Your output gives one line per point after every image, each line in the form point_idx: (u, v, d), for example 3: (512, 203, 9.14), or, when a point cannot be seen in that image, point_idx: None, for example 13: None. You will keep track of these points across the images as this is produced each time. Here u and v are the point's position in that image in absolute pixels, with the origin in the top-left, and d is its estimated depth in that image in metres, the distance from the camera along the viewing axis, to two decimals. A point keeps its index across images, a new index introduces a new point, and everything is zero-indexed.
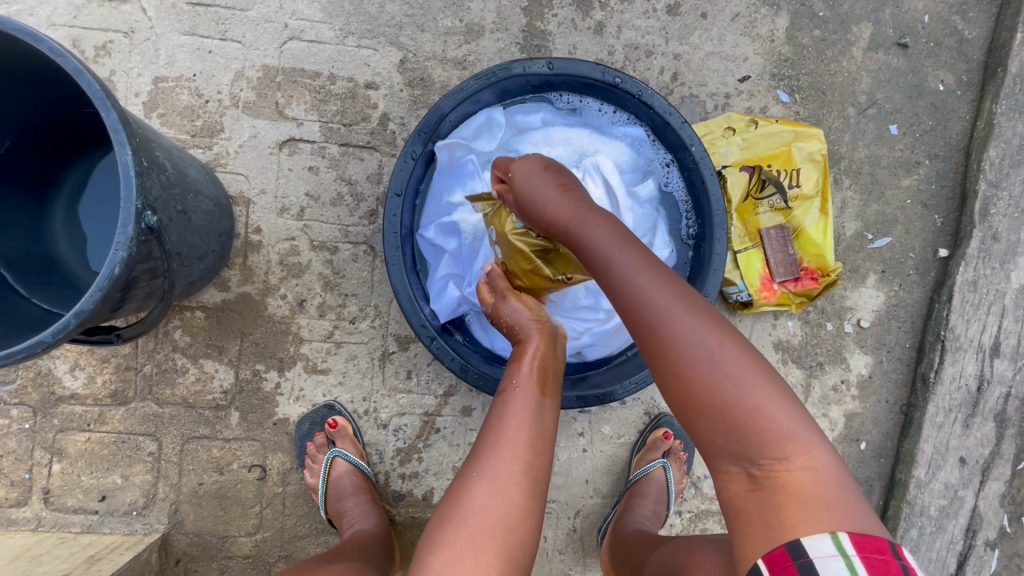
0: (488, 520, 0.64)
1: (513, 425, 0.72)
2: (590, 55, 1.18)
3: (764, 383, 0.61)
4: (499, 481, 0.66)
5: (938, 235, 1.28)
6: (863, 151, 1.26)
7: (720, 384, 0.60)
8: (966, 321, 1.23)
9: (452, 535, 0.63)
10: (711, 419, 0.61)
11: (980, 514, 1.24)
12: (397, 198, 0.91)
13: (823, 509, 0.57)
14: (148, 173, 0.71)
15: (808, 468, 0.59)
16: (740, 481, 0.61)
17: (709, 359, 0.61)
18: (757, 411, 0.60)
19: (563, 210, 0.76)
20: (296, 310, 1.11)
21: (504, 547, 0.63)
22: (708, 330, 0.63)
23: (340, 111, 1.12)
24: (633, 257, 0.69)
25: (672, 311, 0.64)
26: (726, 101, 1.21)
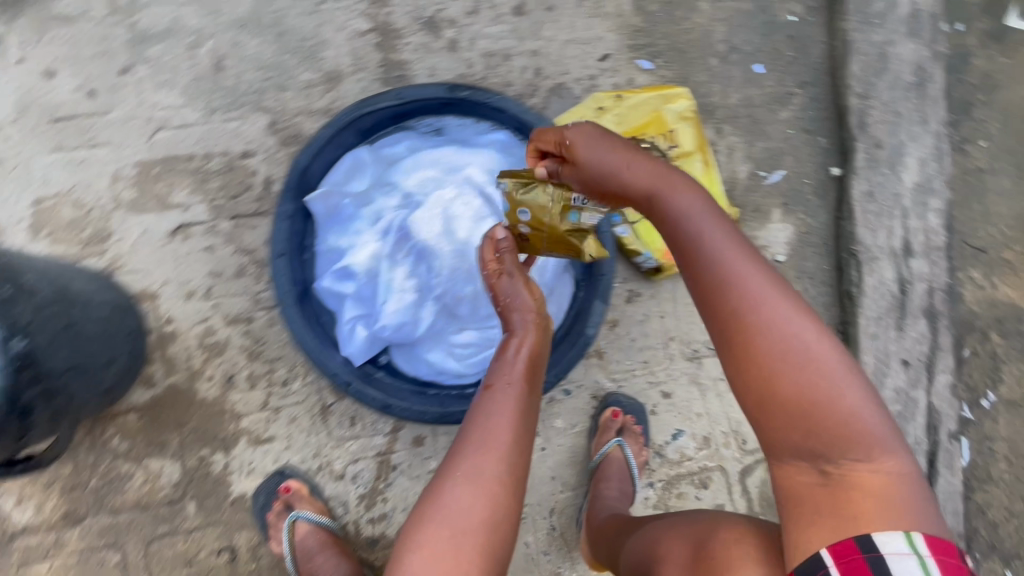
0: (474, 516, 0.70)
1: (499, 410, 0.78)
2: (451, 72, 1.20)
3: (852, 383, 0.65)
4: (479, 478, 0.72)
5: (828, 155, 1.32)
6: (735, 96, 1.30)
7: (810, 376, 0.65)
8: (872, 231, 1.27)
9: (433, 535, 0.69)
10: (789, 409, 0.65)
11: (936, 410, 1.28)
12: (281, 259, 0.93)
13: (893, 510, 0.61)
14: (15, 302, 0.76)
15: (884, 470, 0.63)
16: (806, 473, 0.66)
17: (800, 354, 0.66)
18: (839, 407, 0.64)
19: (640, 181, 0.75)
20: (227, 387, 1.12)
21: (486, 540, 0.70)
22: (802, 324, 0.67)
23: (222, 186, 1.14)
24: (729, 247, 0.71)
25: (764, 301, 0.67)
26: (593, 83, 1.24)
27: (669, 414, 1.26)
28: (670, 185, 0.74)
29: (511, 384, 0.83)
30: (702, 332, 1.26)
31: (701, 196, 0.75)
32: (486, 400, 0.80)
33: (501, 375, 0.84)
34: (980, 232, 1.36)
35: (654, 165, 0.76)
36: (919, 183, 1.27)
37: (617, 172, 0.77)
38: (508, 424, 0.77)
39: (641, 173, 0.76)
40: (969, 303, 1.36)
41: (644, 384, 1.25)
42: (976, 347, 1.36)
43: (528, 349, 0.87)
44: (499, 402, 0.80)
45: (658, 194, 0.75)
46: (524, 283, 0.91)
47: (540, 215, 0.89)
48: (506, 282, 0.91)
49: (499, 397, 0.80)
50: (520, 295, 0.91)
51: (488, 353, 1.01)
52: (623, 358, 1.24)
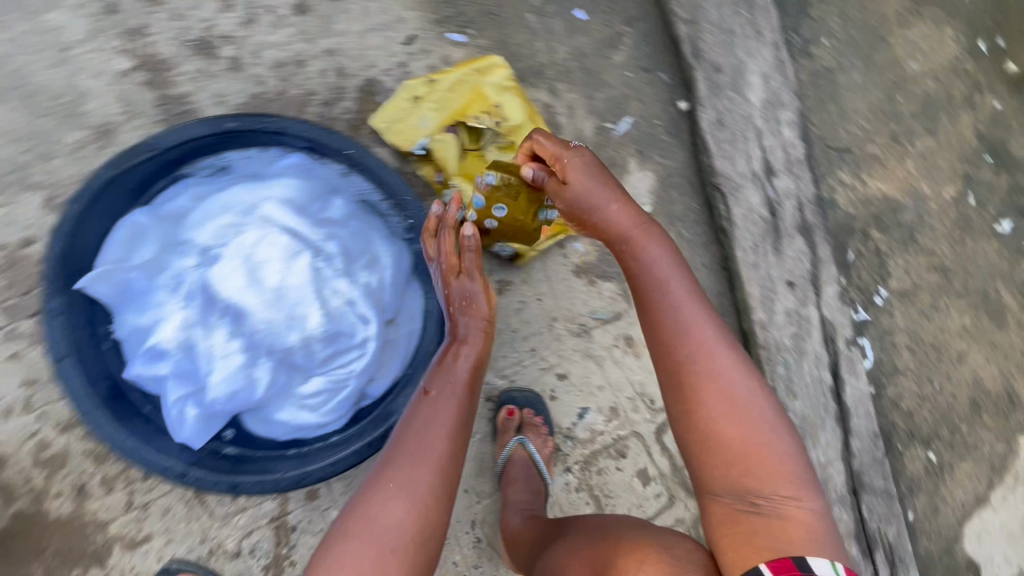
0: (403, 533, 0.69)
1: (441, 421, 0.77)
2: (242, 94, 1.06)
3: (781, 428, 0.76)
4: (414, 489, 0.71)
5: (672, 90, 1.25)
6: (562, 49, 1.20)
7: (748, 415, 0.75)
8: (731, 159, 1.22)
9: (355, 551, 0.68)
10: (724, 445, 0.75)
11: (829, 322, 1.27)
12: (66, 359, 0.83)
13: (817, 539, 0.69)
14: None
15: (808, 506, 0.72)
16: (732, 504, 0.73)
17: (743, 393, 0.76)
18: (765, 451, 0.74)
19: (625, 219, 0.88)
20: (81, 498, 1.01)
21: (414, 556, 0.69)
22: (744, 370, 0.78)
23: (11, 284, 1.00)
24: (689, 294, 0.82)
25: (714, 346, 0.79)
26: (405, 69, 1.12)
27: (571, 395, 1.22)
28: (644, 232, 0.88)
29: (454, 392, 0.81)
30: (584, 304, 1.21)
31: (667, 246, 0.87)
32: (427, 408, 0.79)
33: (444, 382, 0.82)
34: (840, 133, 1.33)
35: (630, 210, 0.89)
36: (767, 99, 1.22)
37: (604, 204, 0.89)
38: (446, 439, 0.76)
39: (624, 216, 0.88)
40: (843, 207, 1.34)
41: (538, 372, 1.20)
42: (859, 249, 1.35)
43: (468, 363, 0.85)
44: (439, 414, 0.78)
45: (632, 234, 0.88)
46: (482, 289, 0.91)
47: (516, 212, 1.01)
48: (466, 283, 0.90)
49: (439, 408, 0.79)
50: (475, 298, 0.90)
51: (343, 395, 0.93)
52: (509, 352, 1.18)
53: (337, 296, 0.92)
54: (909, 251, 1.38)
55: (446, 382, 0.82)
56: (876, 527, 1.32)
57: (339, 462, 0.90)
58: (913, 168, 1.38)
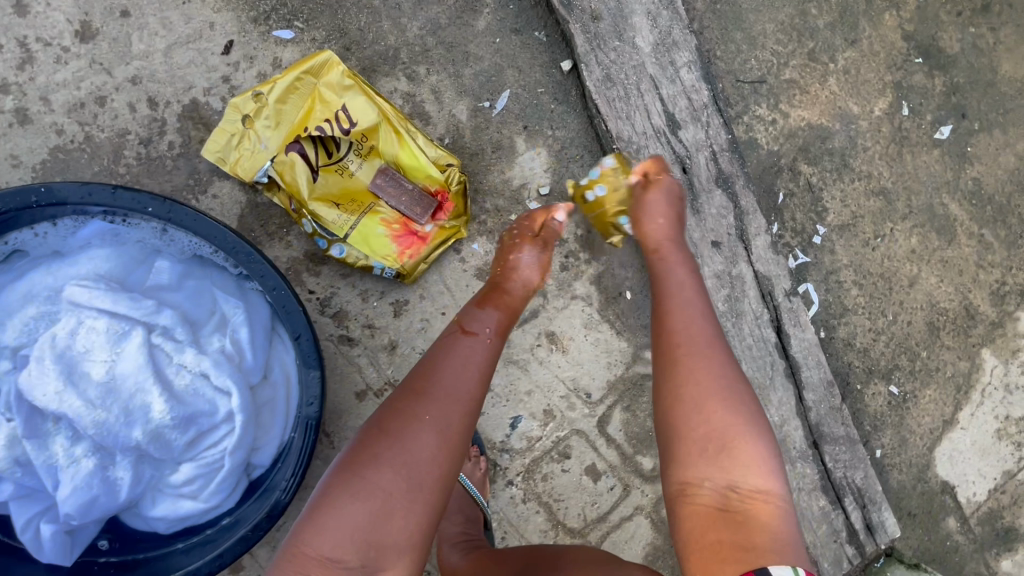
0: (432, 469, 0.66)
1: (473, 365, 0.74)
2: (39, 149, 0.93)
3: (755, 419, 0.72)
4: (449, 427, 0.68)
5: (551, 50, 1.09)
6: (413, 26, 1.04)
7: (728, 398, 0.72)
8: (628, 119, 1.07)
9: (387, 483, 0.64)
10: (706, 427, 0.71)
11: (763, 275, 1.17)
12: None
13: (783, 540, 0.65)
14: None
15: (775, 504, 0.67)
16: (707, 492, 0.68)
17: (721, 378, 0.73)
18: (745, 441, 0.70)
19: (660, 231, 0.93)
20: None
21: (435, 495, 0.66)
22: (727, 356, 0.76)
23: None
24: (691, 284, 0.84)
25: (708, 327, 0.78)
26: (230, 85, 0.97)
27: (498, 405, 1.13)
28: (674, 238, 0.92)
29: (491, 336, 0.79)
30: None
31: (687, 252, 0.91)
32: (463, 347, 0.76)
33: (484, 324, 0.80)
34: (749, 63, 1.19)
35: (675, 228, 0.94)
36: (657, 42, 1.07)
37: (660, 205, 0.96)
38: (478, 380, 0.73)
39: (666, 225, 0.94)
40: (765, 145, 1.21)
41: None
42: (789, 188, 1.22)
43: (499, 315, 0.83)
44: (477, 353, 0.76)
45: (667, 245, 0.92)
46: (540, 263, 0.92)
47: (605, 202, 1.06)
48: (523, 255, 0.92)
49: (476, 350, 0.76)
50: (529, 275, 0.91)
51: (223, 474, 0.82)
52: None
53: (184, 371, 0.80)
54: (844, 179, 1.26)
55: (487, 325, 0.80)
56: (842, 475, 1.24)
57: (225, 550, 0.80)
58: (838, 87, 1.24)
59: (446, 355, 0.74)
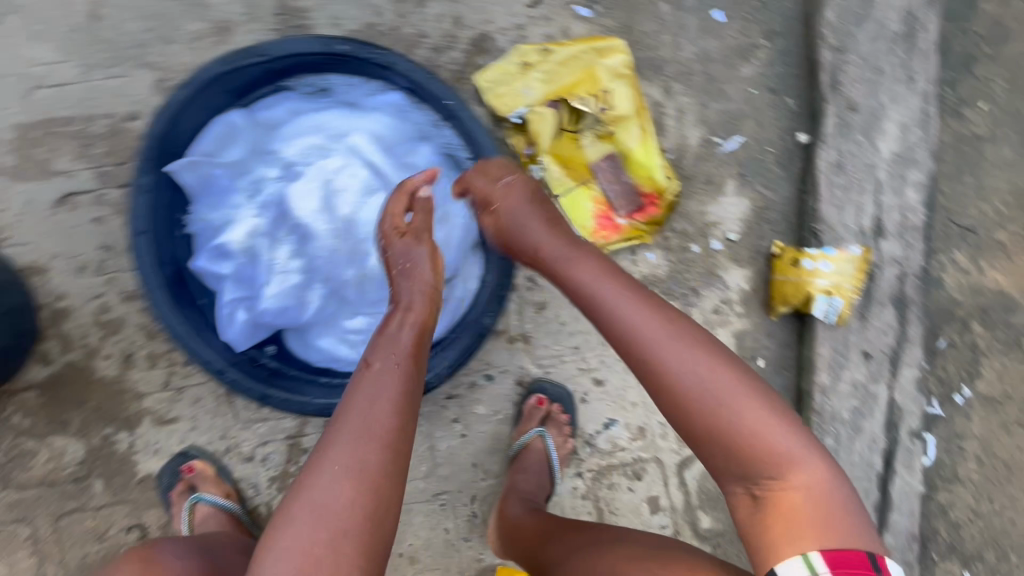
0: (355, 511, 0.62)
1: (382, 394, 0.69)
2: (356, 22, 1.05)
3: (767, 405, 0.68)
4: (359, 468, 0.64)
5: (795, 119, 1.15)
6: (688, 49, 1.12)
7: (716, 415, 0.67)
8: (839, 208, 1.11)
9: (306, 539, 0.61)
10: (715, 446, 0.68)
11: (898, 406, 1.17)
12: (141, 236, 0.83)
13: (825, 525, 0.64)
14: None
15: (808, 484, 0.67)
16: (744, 499, 0.70)
17: (715, 399, 0.68)
18: (770, 430, 0.67)
19: (555, 246, 0.80)
20: (126, 366, 1.07)
21: (370, 533, 0.63)
22: (721, 371, 0.68)
23: (109, 152, 1.03)
24: (663, 328, 0.70)
25: (663, 346, 0.69)
26: (521, 34, 1.08)
27: (602, 403, 1.18)
28: (578, 255, 0.79)
29: (395, 361, 0.73)
30: None
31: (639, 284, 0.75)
32: (364, 385, 0.71)
33: (388, 351, 0.74)
34: (968, 208, 1.20)
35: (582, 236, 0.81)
36: (898, 153, 1.11)
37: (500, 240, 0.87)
38: (391, 407, 0.68)
39: (538, 234, 0.82)
40: (949, 289, 1.21)
41: (574, 371, 1.16)
42: (953, 338, 1.22)
43: (411, 336, 0.78)
44: (384, 383, 0.70)
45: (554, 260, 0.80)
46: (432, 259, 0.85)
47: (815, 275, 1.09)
48: (400, 259, 0.85)
49: (386, 381, 0.71)
50: (418, 262, 0.84)
51: None
52: (552, 343, 1.15)
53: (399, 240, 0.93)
54: (1009, 355, 1.23)
55: (389, 354, 0.74)
56: None
57: None
58: None
59: (346, 400, 0.69)
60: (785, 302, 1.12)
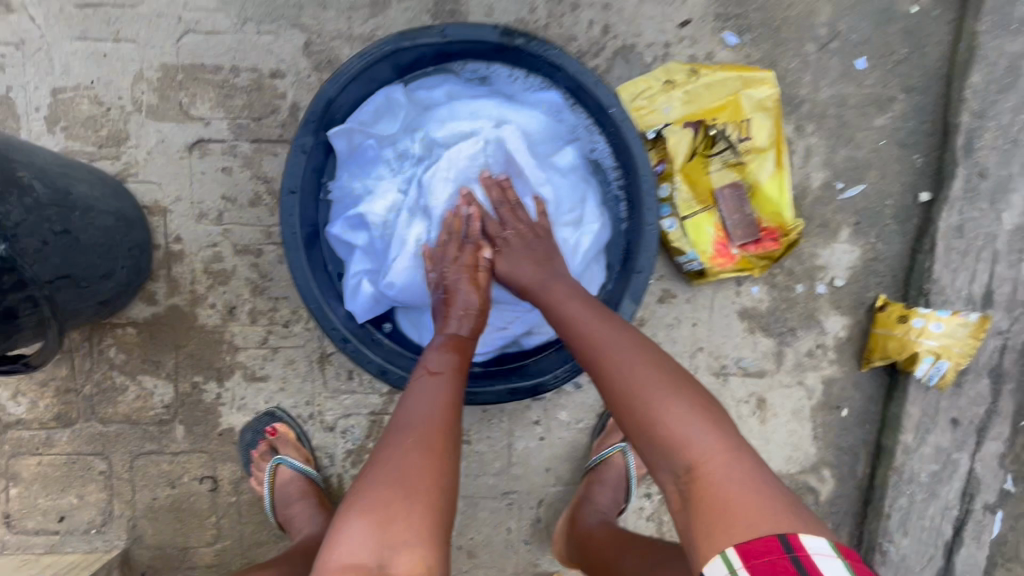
0: (422, 475, 0.65)
1: (434, 392, 0.74)
2: (509, 15, 1.05)
3: (674, 398, 0.66)
4: (425, 440, 0.67)
5: (918, 177, 1.14)
6: (826, 91, 1.12)
7: (641, 408, 0.67)
8: (951, 271, 1.11)
9: (381, 496, 0.63)
10: (648, 437, 0.66)
11: (977, 478, 1.16)
12: (292, 195, 0.83)
13: (745, 512, 0.58)
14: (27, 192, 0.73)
15: (721, 477, 0.61)
16: (676, 497, 0.65)
17: (632, 393, 0.68)
18: (675, 426, 0.65)
19: (529, 276, 0.85)
20: (228, 318, 1.08)
21: (434, 500, 0.64)
22: (637, 365, 0.69)
23: (247, 105, 1.04)
24: (595, 327, 0.75)
25: (613, 347, 0.72)
26: (667, 51, 1.08)
27: None
28: (552, 281, 0.83)
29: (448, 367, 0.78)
30: (734, 348, 1.16)
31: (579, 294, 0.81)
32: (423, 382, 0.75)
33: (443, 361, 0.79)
34: None
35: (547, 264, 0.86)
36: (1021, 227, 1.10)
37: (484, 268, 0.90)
38: (445, 402, 0.73)
39: (528, 272, 0.86)
40: None
41: None
42: None
43: (455, 350, 0.82)
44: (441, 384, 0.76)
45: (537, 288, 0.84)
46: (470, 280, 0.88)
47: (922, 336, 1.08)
48: (454, 276, 0.88)
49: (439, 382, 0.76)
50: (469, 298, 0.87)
51: (498, 335, 0.96)
52: None
53: None
54: None
55: (448, 363, 0.79)
56: None
57: (479, 391, 0.90)
58: None
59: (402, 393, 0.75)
60: (884, 356, 1.12)
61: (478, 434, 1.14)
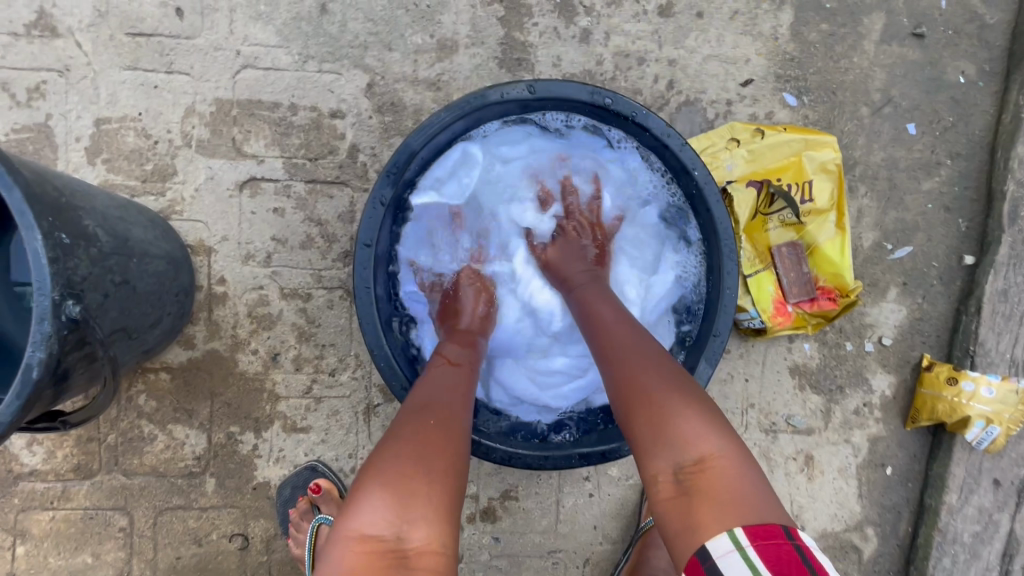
0: (450, 455, 0.60)
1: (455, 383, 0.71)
2: (576, 66, 1.05)
3: (686, 391, 0.64)
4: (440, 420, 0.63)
5: (963, 240, 1.16)
6: (879, 154, 1.14)
7: (654, 403, 0.63)
8: (996, 334, 1.12)
9: (400, 465, 0.57)
10: (645, 423, 0.63)
11: (1016, 538, 1.16)
12: (368, 248, 0.79)
13: (745, 502, 0.56)
14: (94, 243, 0.68)
15: (725, 469, 0.58)
16: (668, 489, 0.60)
17: (649, 378, 0.65)
18: (683, 415, 0.61)
19: (570, 273, 0.86)
20: (270, 365, 1.02)
21: (452, 482, 0.59)
22: (653, 356, 0.68)
23: (303, 144, 1.00)
24: (612, 317, 0.76)
25: (631, 342, 0.70)
26: (729, 109, 1.09)
27: None
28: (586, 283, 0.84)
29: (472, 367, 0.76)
30: (784, 405, 1.15)
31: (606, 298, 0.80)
32: (439, 372, 0.73)
33: (462, 357, 0.77)
34: None
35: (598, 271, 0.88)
36: None
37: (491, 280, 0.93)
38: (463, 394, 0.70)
39: (574, 269, 0.87)
40: None
41: None
42: None
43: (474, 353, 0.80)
44: (456, 376, 0.73)
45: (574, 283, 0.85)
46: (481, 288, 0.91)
47: (974, 398, 1.10)
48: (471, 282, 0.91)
49: (455, 374, 0.73)
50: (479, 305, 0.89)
51: (574, 385, 0.93)
52: None
53: None
54: None
55: (466, 359, 0.77)
56: None
57: (553, 459, 0.84)
58: None
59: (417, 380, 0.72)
60: (939, 418, 1.11)
61: (526, 490, 1.10)
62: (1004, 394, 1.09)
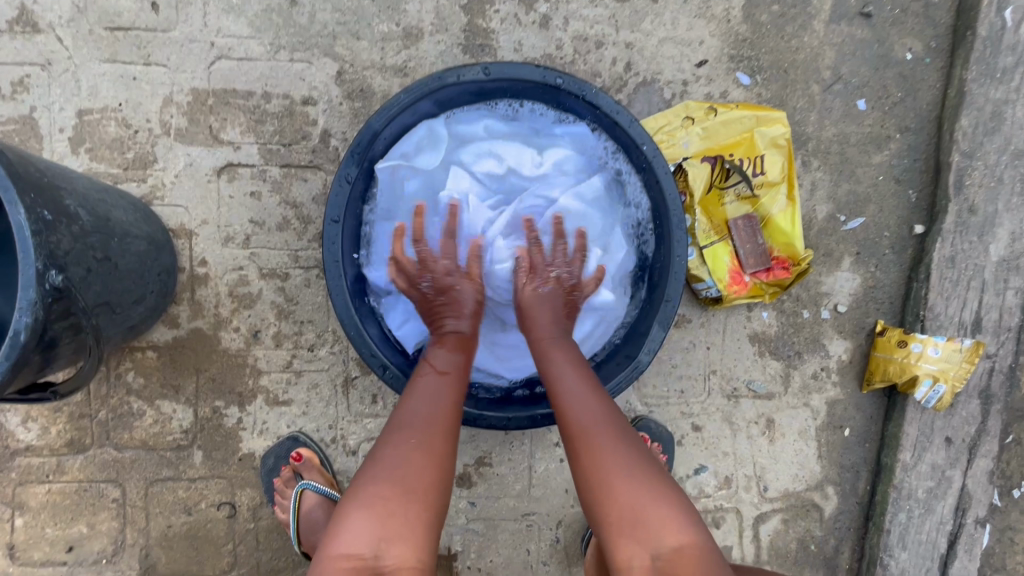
0: (422, 477, 0.66)
1: (438, 396, 0.74)
2: (537, 51, 1.10)
3: (665, 501, 0.67)
4: (425, 444, 0.69)
5: (913, 211, 1.22)
6: (830, 129, 1.19)
7: (633, 511, 0.65)
8: (945, 299, 1.17)
9: (381, 491, 0.64)
10: (623, 531, 0.65)
11: (968, 492, 1.21)
12: (335, 224, 0.84)
13: None
14: (74, 220, 0.73)
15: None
16: None
17: (626, 485, 0.67)
18: (665, 528, 0.64)
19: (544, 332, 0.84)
20: (251, 341, 1.07)
21: (420, 506, 0.65)
22: (627, 458, 0.70)
23: (277, 131, 1.05)
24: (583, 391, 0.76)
25: (602, 436, 0.71)
26: (684, 89, 1.14)
27: (696, 447, 1.23)
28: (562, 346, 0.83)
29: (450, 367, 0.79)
30: (744, 370, 1.21)
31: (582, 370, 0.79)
32: (425, 384, 0.76)
33: (446, 360, 0.80)
34: None
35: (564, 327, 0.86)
36: (1006, 258, 1.16)
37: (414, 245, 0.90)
38: (445, 411, 0.73)
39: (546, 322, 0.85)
40: None
41: (676, 414, 1.21)
42: None
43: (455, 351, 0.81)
44: (443, 381, 0.77)
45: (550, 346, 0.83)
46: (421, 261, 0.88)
47: (925, 360, 1.16)
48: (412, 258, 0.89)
49: (439, 383, 0.76)
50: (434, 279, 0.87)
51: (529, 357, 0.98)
52: (660, 385, 1.20)
53: None
54: None
55: (449, 360, 0.80)
56: None
57: (515, 419, 0.89)
58: None
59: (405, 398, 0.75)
60: (892, 379, 1.17)
61: (500, 456, 1.16)
62: (952, 355, 1.15)
